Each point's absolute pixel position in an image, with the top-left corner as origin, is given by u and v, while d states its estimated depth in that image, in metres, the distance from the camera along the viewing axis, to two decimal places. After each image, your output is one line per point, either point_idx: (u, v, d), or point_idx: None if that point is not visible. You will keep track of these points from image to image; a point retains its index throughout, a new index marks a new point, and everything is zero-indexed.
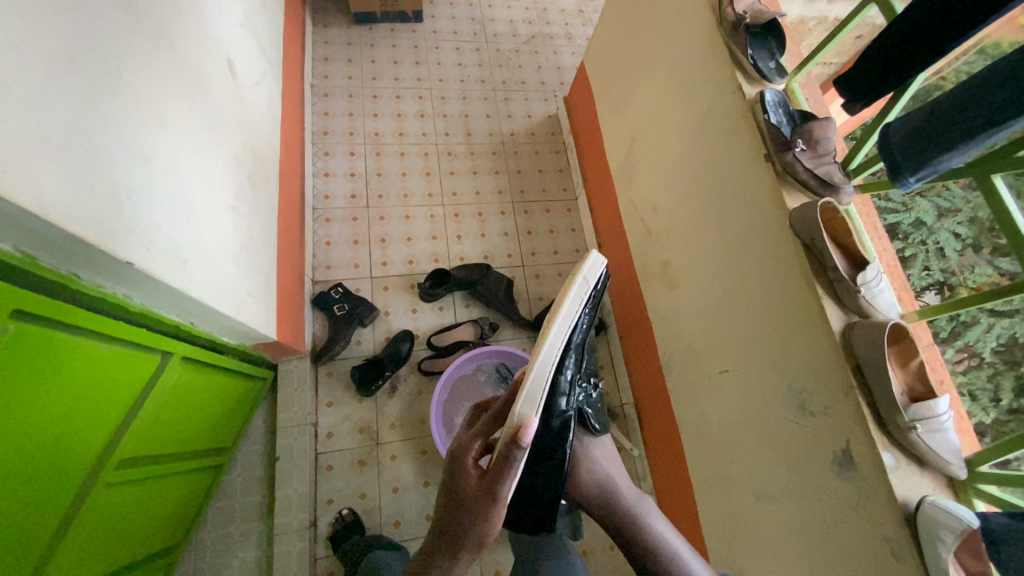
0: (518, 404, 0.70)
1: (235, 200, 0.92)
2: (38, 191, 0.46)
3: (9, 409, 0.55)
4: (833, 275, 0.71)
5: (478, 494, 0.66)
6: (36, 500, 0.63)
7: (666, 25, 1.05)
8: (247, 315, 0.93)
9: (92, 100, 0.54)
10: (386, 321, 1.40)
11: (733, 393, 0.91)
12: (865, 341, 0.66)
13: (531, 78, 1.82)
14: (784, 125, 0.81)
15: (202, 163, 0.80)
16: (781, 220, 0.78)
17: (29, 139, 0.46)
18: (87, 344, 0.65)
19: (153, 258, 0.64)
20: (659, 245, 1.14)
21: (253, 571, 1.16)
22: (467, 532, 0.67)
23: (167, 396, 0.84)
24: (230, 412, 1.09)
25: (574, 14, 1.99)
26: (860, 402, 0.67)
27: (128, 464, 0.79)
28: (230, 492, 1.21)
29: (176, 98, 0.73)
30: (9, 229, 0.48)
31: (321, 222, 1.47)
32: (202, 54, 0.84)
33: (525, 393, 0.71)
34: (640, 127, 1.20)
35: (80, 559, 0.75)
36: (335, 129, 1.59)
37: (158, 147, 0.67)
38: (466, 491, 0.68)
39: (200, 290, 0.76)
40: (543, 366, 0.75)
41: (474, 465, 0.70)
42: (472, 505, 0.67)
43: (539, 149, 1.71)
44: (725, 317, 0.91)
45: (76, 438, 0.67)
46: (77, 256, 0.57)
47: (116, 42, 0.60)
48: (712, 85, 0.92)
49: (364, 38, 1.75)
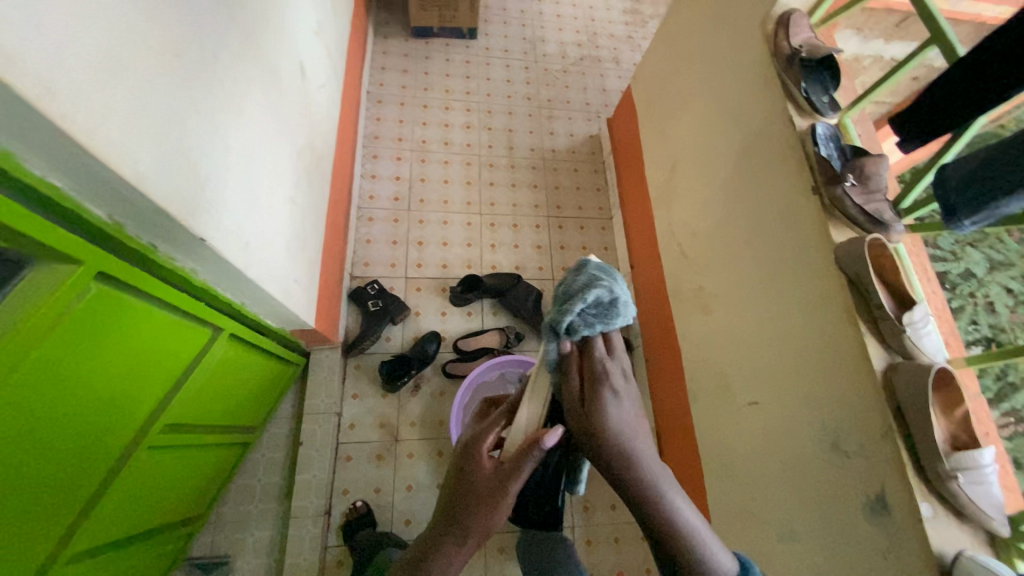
0: (524, 402, 0.62)
1: (293, 192, 0.98)
2: (138, 166, 0.52)
3: (78, 364, 0.60)
4: (877, 312, 0.69)
5: (486, 478, 0.57)
6: (85, 452, 0.67)
7: (719, 55, 1.07)
8: (292, 301, 0.98)
9: (188, 88, 0.60)
10: (415, 321, 1.44)
11: (761, 426, 0.89)
12: (907, 382, 0.64)
13: (576, 97, 1.87)
14: (835, 158, 0.80)
15: (270, 152, 0.86)
16: (825, 253, 0.77)
17: (135, 116, 0.51)
18: (154, 312, 0.70)
19: (221, 236, 0.69)
20: (694, 270, 1.13)
21: (266, 551, 1.19)
22: (465, 502, 0.58)
23: (211, 368, 0.89)
24: (263, 391, 1.14)
25: (624, 39, 2.04)
26: (899, 445, 0.64)
27: (167, 430, 0.84)
28: (253, 470, 1.25)
29: (254, 91, 0.79)
30: (109, 196, 0.54)
31: (363, 220, 1.53)
32: (279, 54, 0.91)
33: (530, 391, 0.63)
34: (685, 153, 1.21)
35: (114, 518, 0.79)
36: (385, 134, 1.66)
37: (236, 135, 0.73)
38: (469, 467, 0.59)
39: (256, 273, 0.81)
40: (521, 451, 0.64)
41: (488, 456, 0.60)
42: (473, 489, 0.58)
43: (578, 167, 1.74)
44: (759, 347, 0.90)
45: (131, 399, 0.72)
46: (159, 229, 0.62)
47: (213, 38, 0.66)
48: (762, 115, 0.92)
49: (420, 50, 1.84)
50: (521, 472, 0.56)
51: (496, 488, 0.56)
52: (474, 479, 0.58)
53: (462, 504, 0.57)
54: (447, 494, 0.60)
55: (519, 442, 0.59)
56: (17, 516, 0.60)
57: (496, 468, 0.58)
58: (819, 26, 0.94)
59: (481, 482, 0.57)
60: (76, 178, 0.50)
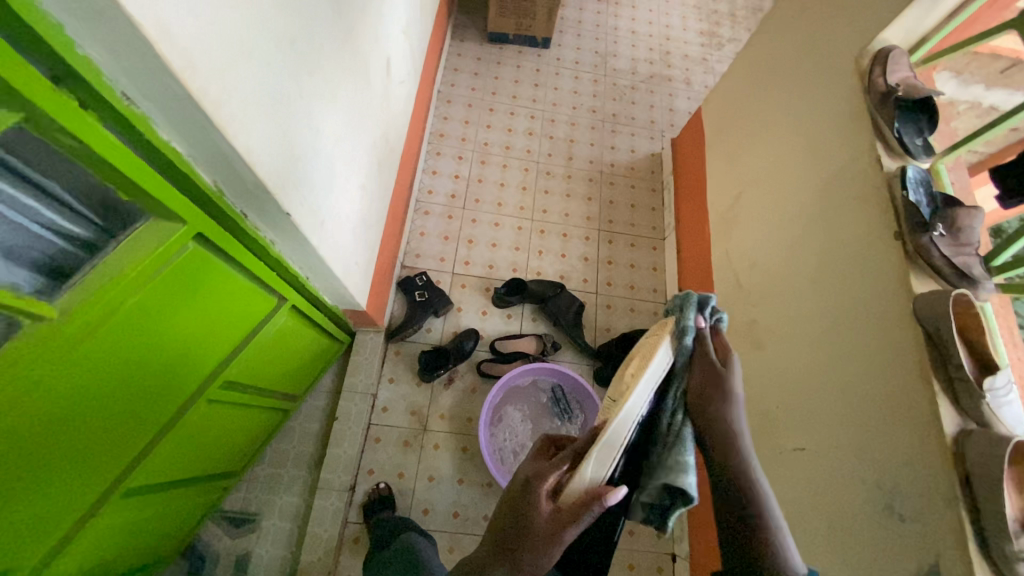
0: (589, 459, 0.59)
1: (366, 178, 1.02)
2: (248, 141, 0.56)
3: (167, 313, 0.66)
4: (954, 372, 0.65)
5: (539, 522, 0.58)
6: (158, 396, 0.73)
7: (804, 86, 1.04)
8: (350, 282, 1.03)
9: (298, 74, 0.65)
10: (457, 316, 1.47)
11: (804, 473, 0.85)
12: (980, 451, 0.60)
13: (641, 115, 1.86)
14: (923, 204, 0.75)
15: (353, 139, 0.91)
16: (901, 302, 0.73)
17: (253, 95, 0.55)
18: (234, 276, 0.76)
19: (303, 213, 0.74)
20: (749, 303, 1.10)
21: (291, 516, 1.24)
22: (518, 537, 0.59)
23: (271, 335, 0.94)
24: (310, 363, 1.19)
25: (698, 61, 2.01)
26: (962, 515, 0.61)
27: (225, 386, 0.90)
28: (289, 437, 1.31)
29: (347, 81, 0.83)
30: (219, 165, 0.58)
31: (419, 213, 1.58)
32: (372, 48, 0.96)
33: (605, 440, 0.59)
34: (753, 182, 1.17)
35: (169, 461, 0.86)
36: (450, 133, 1.72)
37: (328, 121, 0.77)
38: (522, 506, 0.59)
39: (326, 251, 0.86)
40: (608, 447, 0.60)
41: (543, 499, 0.59)
42: (528, 528, 0.58)
43: (636, 184, 1.73)
44: (813, 391, 0.86)
45: (202, 353, 0.78)
46: (253, 200, 0.67)
47: (323, 29, 0.70)
48: (846, 152, 0.89)
49: (493, 55, 1.88)
50: (577, 524, 0.56)
51: (550, 533, 0.57)
52: (530, 521, 0.58)
53: (515, 541, 0.58)
54: (498, 525, 0.61)
55: (580, 491, 0.58)
56: (94, 443, 0.65)
57: (551, 514, 0.58)
58: (919, 66, 0.90)
59: (535, 526, 0.57)
60: (196, 145, 0.55)
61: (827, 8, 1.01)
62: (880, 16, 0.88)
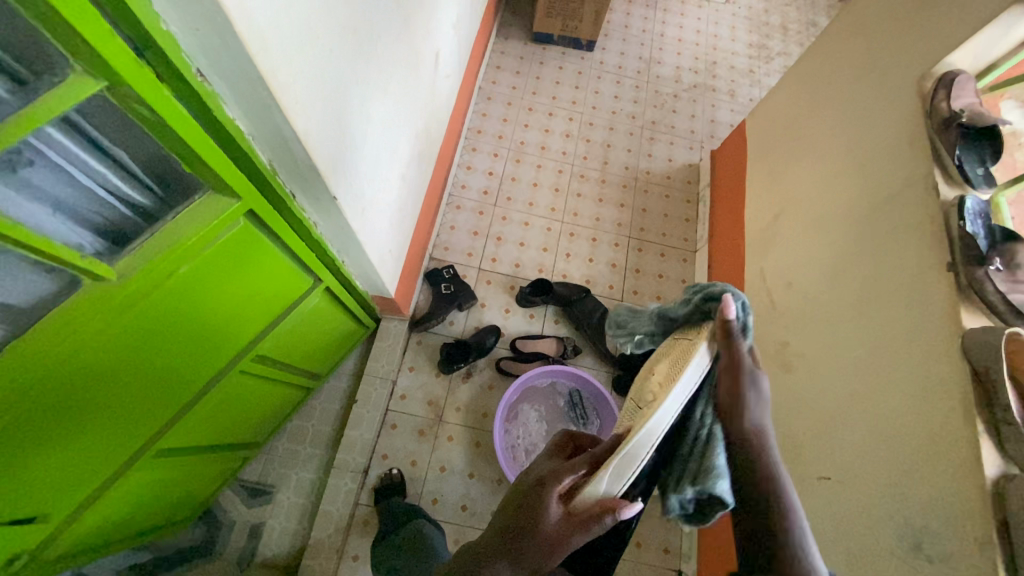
0: (608, 470, 0.55)
1: (406, 169, 1.04)
2: (307, 124, 0.58)
3: (213, 284, 0.69)
4: (1000, 414, 0.63)
5: (548, 525, 0.55)
6: (198, 362, 0.76)
7: (860, 106, 1.01)
8: (383, 269, 1.05)
9: (357, 62, 0.67)
10: (480, 311, 1.48)
11: (828, 504, 0.83)
12: (1022, 499, 0.58)
13: (681, 124, 1.83)
14: (982, 236, 0.71)
15: (398, 129, 0.93)
16: (948, 337, 0.70)
17: (316, 79, 0.57)
18: (277, 254, 0.78)
19: (347, 198, 0.75)
20: (782, 323, 1.08)
21: (305, 491, 1.28)
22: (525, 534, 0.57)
23: (305, 314, 0.97)
24: (336, 345, 1.22)
25: (744, 73, 1.97)
26: (997, 564, 0.58)
27: (257, 360, 0.93)
28: (308, 415, 1.34)
29: (399, 72, 0.85)
30: (277, 146, 0.61)
31: (451, 207, 1.60)
32: (423, 41, 0.97)
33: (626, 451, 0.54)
34: (796, 201, 1.15)
35: (200, 426, 0.89)
36: (488, 129, 1.73)
37: (378, 110, 0.79)
38: (534, 505, 0.57)
39: (364, 236, 0.88)
40: (630, 456, 0.55)
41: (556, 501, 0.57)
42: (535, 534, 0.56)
43: (671, 194, 1.70)
44: (845, 420, 0.84)
45: (241, 325, 0.81)
46: (303, 182, 0.69)
47: (382, 19, 0.72)
48: (900, 177, 0.86)
49: (536, 55, 1.89)
50: (587, 532, 0.54)
51: (557, 539, 0.55)
52: (539, 521, 0.56)
53: (521, 538, 0.56)
54: (503, 520, 0.59)
55: (591, 501, 0.56)
56: (135, 403, 0.69)
57: (562, 518, 0.56)
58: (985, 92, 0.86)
59: (545, 528, 0.55)
60: (258, 126, 0.57)
61: (890, 27, 0.98)
62: (949, 38, 0.85)
